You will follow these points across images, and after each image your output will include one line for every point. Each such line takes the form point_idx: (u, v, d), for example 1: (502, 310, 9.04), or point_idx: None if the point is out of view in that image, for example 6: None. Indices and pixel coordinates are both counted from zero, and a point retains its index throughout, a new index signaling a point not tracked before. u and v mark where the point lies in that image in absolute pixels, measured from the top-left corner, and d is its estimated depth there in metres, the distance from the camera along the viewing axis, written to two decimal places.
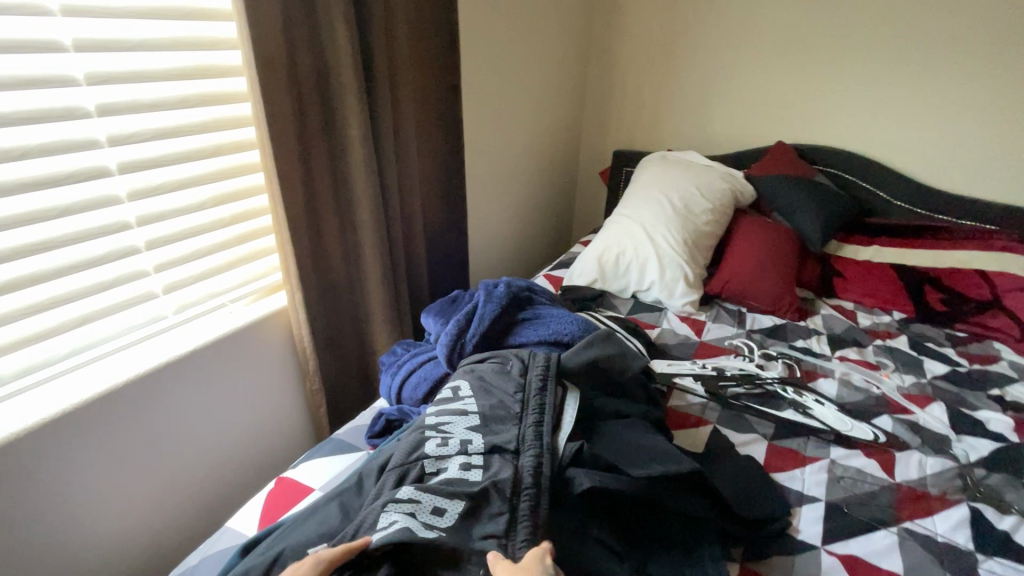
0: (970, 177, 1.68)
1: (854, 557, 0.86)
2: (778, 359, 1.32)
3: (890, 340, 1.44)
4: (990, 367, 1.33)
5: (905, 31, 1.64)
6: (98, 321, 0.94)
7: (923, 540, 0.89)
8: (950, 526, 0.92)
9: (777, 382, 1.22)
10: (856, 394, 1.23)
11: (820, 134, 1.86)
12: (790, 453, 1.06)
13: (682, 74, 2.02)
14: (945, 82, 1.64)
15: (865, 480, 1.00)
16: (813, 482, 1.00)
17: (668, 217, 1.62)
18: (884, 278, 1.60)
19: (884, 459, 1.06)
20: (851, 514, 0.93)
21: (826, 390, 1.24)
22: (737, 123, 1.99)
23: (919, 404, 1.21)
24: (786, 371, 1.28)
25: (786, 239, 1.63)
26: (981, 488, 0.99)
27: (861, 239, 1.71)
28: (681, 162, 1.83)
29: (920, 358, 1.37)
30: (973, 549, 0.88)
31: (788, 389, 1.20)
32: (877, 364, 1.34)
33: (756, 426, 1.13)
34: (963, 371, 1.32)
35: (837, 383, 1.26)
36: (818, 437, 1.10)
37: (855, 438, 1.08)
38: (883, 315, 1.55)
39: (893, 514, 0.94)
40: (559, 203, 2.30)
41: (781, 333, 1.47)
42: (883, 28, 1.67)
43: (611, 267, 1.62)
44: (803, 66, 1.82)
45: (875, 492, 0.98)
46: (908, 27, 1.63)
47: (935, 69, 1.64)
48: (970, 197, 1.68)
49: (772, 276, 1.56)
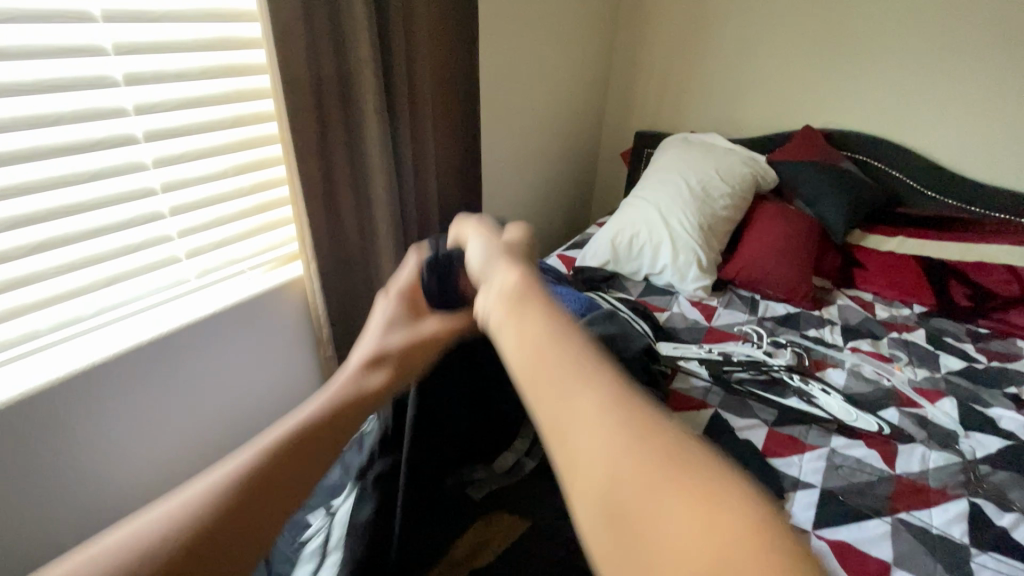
0: (1008, 168, 1.61)
1: (843, 544, 0.87)
2: (788, 347, 1.31)
3: (907, 333, 1.41)
4: (1010, 365, 1.30)
5: (948, 11, 1.56)
6: (126, 282, 1.00)
7: (916, 532, 0.89)
8: (947, 519, 0.91)
9: (783, 369, 1.22)
10: (865, 386, 1.21)
11: (850, 120, 1.80)
12: (790, 439, 1.07)
13: (710, 53, 1.96)
14: (988, 67, 1.56)
15: (863, 470, 1.00)
16: (810, 469, 1.00)
17: (685, 200, 1.61)
18: (907, 270, 1.56)
19: (887, 450, 1.05)
20: (845, 502, 0.94)
21: (834, 380, 1.23)
22: (765, 106, 1.93)
23: (930, 399, 1.19)
24: (795, 359, 1.28)
25: (806, 226, 1.60)
26: (984, 484, 0.98)
27: (886, 229, 1.66)
28: (703, 145, 1.80)
29: (937, 353, 1.34)
30: (967, 543, 0.88)
31: (795, 377, 1.20)
32: (890, 356, 1.32)
33: (758, 411, 1.13)
34: (980, 368, 1.29)
35: (846, 373, 1.25)
36: (820, 426, 1.10)
37: (858, 429, 1.08)
38: (903, 307, 1.52)
39: (888, 504, 0.94)
40: (578, 184, 2.29)
41: (793, 322, 1.45)
42: (925, 7, 1.59)
43: (625, 249, 1.61)
44: (837, 47, 1.75)
45: (873, 482, 0.98)
46: (952, 6, 1.55)
47: (978, 52, 1.55)
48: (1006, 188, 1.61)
49: (788, 264, 1.53)
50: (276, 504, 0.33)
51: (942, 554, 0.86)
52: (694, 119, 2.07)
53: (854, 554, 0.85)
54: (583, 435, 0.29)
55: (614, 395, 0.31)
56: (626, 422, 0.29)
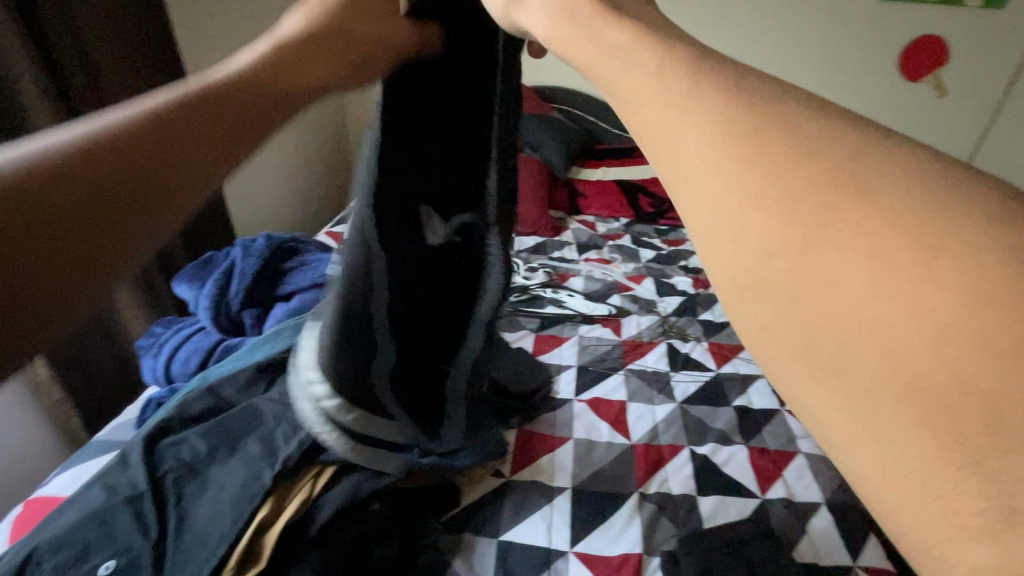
0: None
1: (597, 399, 1.14)
2: (540, 268, 1.58)
3: (619, 240, 1.83)
4: (681, 247, 1.81)
5: None
6: None
7: (639, 373, 1.23)
8: (655, 359, 1.28)
9: (539, 286, 1.47)
10: (597, 284, 1.55)
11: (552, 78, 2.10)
12: (551, 337, 1.32)
13: None
14: None
15: (602, 344, 1.31)
16: (567, 354, 1.27)
17: None
18: (611, 192, 2.00)
19: (616, 325, 1.39)
20: (592, 370, 1.22)
21: (576, 286, 1.54)
22: None
23: (638, 282, 1.59)
24: (546, 276, 1.55)
25: (536, 170, 1.90)
26: (673, 328, 1.40)
27: (593, 163, 2.07)
28: None
29: (638, 249, 1.78)
30: (667, 370, 1.25)
31: (548, 290, 1.46)
32: (610, 259, 1.70)
33: (524, 323, 1.36)
34: (664, 253, 1.76)
35: (584, 279, 1.57)
36: (571, 321, 1.38)
37: (595, 316, 1.39)
38: (614, 221, 1.95)
39: (620, 361, 1.26)
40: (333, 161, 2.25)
41: (542, 249, 1.74)
42: None
43: None
44: None
45: (610, 349, 1.29)
46: None
47: None
48: None
49: (529, 203, 1.82)
50: (251, 124, 0.31)
51: (655, 382, 1.21)
52: None
53: (605, 404, 1.13)
54: (730, 213, 0.24)
55: (745, 142, 0.24)
56: (795, 210, 0.22)
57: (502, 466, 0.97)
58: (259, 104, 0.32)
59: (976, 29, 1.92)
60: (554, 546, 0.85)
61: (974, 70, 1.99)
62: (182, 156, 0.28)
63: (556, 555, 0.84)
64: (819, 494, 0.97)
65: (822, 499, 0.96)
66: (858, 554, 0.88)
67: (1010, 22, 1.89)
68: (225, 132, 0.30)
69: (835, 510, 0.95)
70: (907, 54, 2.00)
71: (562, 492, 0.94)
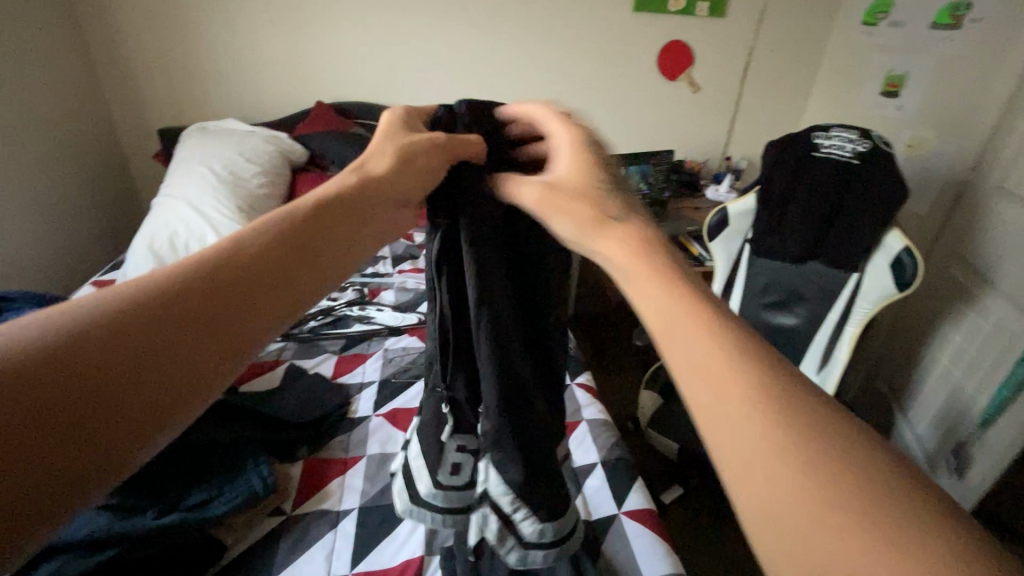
0: None
1: (396, 410, 1.13)
2: (348, 287, 1.55)
3: None
4: None
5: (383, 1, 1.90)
6: None
7: None
8: None
9: (346, 305, 1.45)
10: (408, 295, 1.54)
11: (350, 89, 2.04)
12: (268, 362, 1.26)
13: (201, 43, 1.89)
14: (423, 45, 2.00)
15: (405, 355, 1.29)
16: (372, 368, 1.26)
17: (213, 186, 1.62)
18: None
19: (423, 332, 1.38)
20: (345, 386, 1.18)
21: (388, 300, 1.52)
22: (281, 91, 2.01)
23: None
24: (355, 294, 1.52)
25: None
26: None
27: None
28: (223, 131, 1.82)
29: None
30: None
31: (355, 308, 1.45)
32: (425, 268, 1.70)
33: (327, 346, 1.34)
34: None
35: (396, 291, 1.55)
36: (331, 340, 1.35)
37: (347, 319, 1.40)
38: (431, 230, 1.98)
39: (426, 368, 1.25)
40: (108, 197, 1.97)
41: None
42: None
43: (168, 251, 1.53)
44: (309, 31, 1.92)
45: (413, 358, 1.29)
46: None
47: (414, 35, 1.98)
48: None
49: None
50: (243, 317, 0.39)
51: None
52: (215, 103, 2.00)
53: (403, 412, 1.12)
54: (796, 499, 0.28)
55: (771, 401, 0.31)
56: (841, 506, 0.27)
57: (285, 501, 0.92)
58: (210, 332, 0.37)
59: (721, 37, 2.16)
60: (333, 573, 0.81)
61: (722, 70, 2.23)
62: (188, 334, 0.36)
63: None
64: (596, 455, 1.05)
65: (597, 459, 1.04)
66: (623, 502, 0.96)
67: (737, 28, 2.15)
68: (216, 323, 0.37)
69: (608, 468, 1.02)
70: (662, 57, 2.16)
71: (347, 516, 0.90)
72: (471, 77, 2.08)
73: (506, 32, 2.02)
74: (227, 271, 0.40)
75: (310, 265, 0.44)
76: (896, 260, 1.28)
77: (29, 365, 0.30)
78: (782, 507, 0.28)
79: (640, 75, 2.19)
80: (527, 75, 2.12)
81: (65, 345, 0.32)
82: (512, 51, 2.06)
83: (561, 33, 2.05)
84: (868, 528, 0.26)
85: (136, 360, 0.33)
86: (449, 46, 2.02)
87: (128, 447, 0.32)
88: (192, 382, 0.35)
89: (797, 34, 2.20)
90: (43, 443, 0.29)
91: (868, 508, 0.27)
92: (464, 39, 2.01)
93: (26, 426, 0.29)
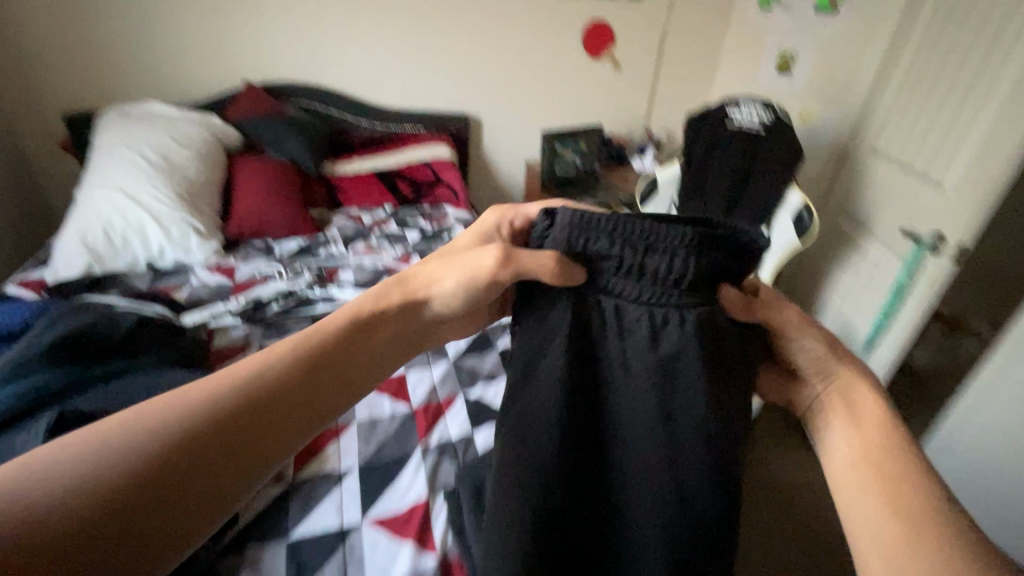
0: (399, 96, 2.18)
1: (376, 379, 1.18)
2: (305, 270, 1.55)
3: (386, 227, 1.87)
4: (448, 222, 1.90)
5: None
6: None
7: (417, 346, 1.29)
8: None
9: (305, 286, 1.47)
10: (366, 273, 1.58)
11: (279, 68, 2.00)
12: (236, 346, 1.24)
13: (109, 21, 1.76)
14: (353, 24, 2.00)
15: None
16: None
17: (146, 172, 1.54)
18: (367, 181, 2.01)
19: None
20: None
21: (347, 279, 1.55)
22: (204, 72, 1.92)
23: (407, 263, 1.63)
24: (313, 275, 1.53)
25: (280, 169, 1.81)
26: None
27: (344, 157, 2.05)
28: (144, 114, 1.71)
29: (403, 232, 1.83)
30: None
31: (316, 288, 1.46)
32: (378, 247, 1.73)
33: (294, 326, 1.34)
34: (429, 231, 1.83)
35: (353, 270, 1.59)
36: (299, 319, 1.36)
37: (312, 299, 1.41)
38: (378, 210, 1.97)
39: None
40: (10, 190, 1.80)
41: (307, 250, 1.70)
42: None
43: (102, 244, 1.45)
44: (231, 9, 1.85)
45: None
46: None
47: (343, 14, 1.97)
48: (405, 110, 2.20)
49: (279, 205, 1.72)
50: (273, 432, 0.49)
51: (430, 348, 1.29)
52: (129, 86, 1.87)
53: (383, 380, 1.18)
54: (870, 492, 0.47)
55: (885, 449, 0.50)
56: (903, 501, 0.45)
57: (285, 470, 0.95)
58: (251, 445, 0.47)
59: (638, 18, 2.32)
60: (345, 522, 0.88)
61: (641, 49, 2.41)
62: (239, 444, 0.46)
63: (348, 529, 0.87)
64: None
65: None
66: None
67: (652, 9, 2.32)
68: (256, 438, 0.48)
69: None
70: (586, 36, 2.29)
71: (350, 475, 0.96)
72: (404, 57, 2.11)
73: (436, 12, 2.06)
74: (267, 394, 0.50)
75: (320, 395, 0.54)
76: (797, 215, 1.45)
77: (146, 458, 0.42)
78: (862, 499, 0.47)
79: (566, 54, 2.31)
80: (460, 54, 2.17)
81: (168, 441, 0.43)
82: (443, 30, 2.10)
83: (490, 13, 2.12)
84: (919, 515, 0.44)
85: (206, 461, 0.44)
86: (380, 25, 2.02)
87: (187, 530, 0.42)
88: (234, 484, 0.45)
89: (705, 16, 2.41)
90: (143, 516, 0.40)
91: (915, 505, 0.45)
92: (394, 18, 2.02)
93: (135, 500, 0.40)
